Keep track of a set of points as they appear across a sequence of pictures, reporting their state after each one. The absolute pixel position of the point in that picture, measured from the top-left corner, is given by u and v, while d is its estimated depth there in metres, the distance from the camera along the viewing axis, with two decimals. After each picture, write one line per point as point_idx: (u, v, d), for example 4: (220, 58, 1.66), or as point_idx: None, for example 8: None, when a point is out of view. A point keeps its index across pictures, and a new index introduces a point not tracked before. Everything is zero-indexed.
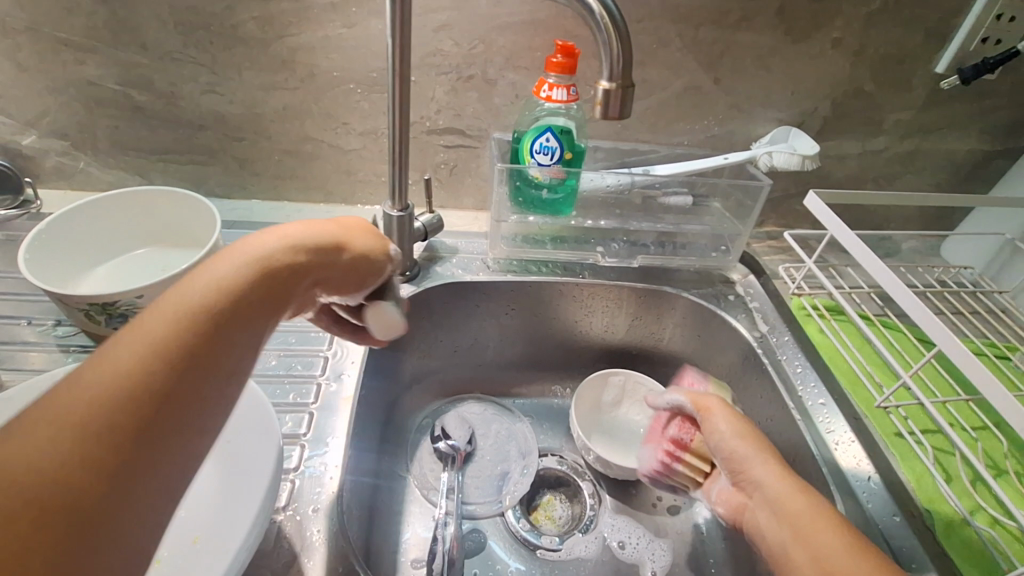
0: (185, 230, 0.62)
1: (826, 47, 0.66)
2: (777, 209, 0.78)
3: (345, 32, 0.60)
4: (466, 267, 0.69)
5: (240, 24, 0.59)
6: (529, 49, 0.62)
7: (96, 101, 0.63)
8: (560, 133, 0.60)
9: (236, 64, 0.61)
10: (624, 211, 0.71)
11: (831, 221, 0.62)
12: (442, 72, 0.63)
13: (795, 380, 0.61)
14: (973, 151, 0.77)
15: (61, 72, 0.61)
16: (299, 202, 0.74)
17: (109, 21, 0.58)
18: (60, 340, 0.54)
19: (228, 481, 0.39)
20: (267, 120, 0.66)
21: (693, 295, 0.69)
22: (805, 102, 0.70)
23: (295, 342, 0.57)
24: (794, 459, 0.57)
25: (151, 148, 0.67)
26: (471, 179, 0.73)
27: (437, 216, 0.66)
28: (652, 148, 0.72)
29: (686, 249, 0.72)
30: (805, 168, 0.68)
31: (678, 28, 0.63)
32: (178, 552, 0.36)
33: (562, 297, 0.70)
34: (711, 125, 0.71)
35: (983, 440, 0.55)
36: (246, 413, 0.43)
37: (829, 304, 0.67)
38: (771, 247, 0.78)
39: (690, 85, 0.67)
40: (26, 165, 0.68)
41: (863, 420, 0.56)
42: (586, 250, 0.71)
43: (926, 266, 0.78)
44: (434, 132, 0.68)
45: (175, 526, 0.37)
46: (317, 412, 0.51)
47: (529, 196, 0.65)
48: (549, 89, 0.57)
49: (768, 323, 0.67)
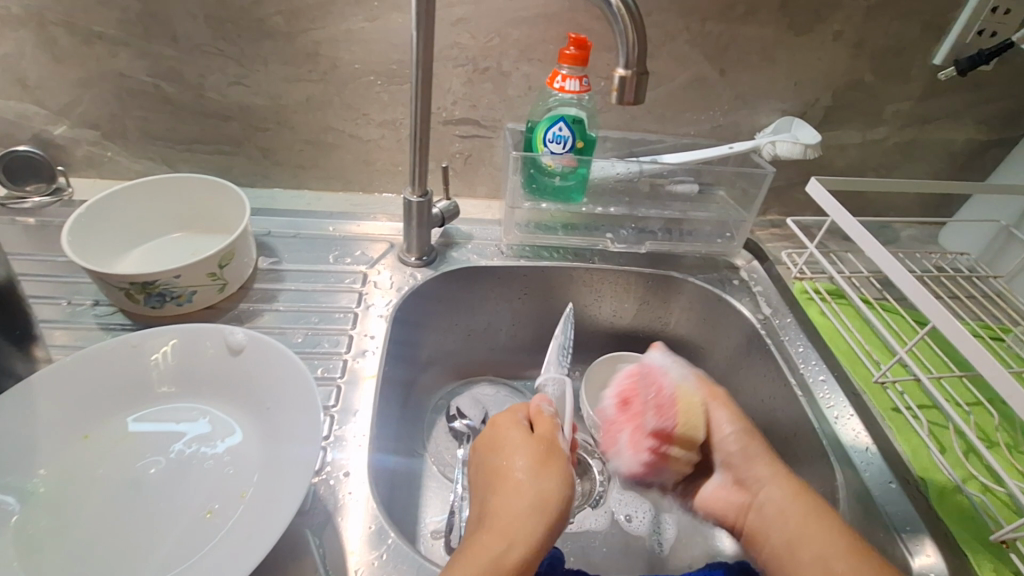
0: (214, 215, 0.65)
1: (828, 40, 0.68)
2: (779, 198, 0.81)
3: (367, 25, 0.62)
4: (481, 252, 0.71)
5: (267, 18, 0.62)
6: (542, 42, 0.65)
7: (126, 92, 0.66)
8: (572, 123, 0.63)
9: (262, 56, 0.64)
10: (632, 198, 0.73)
11: (831, 206, 0.64)
12: (458, 65, 0.66)
13: (797, 359, 0.64)
14: (969, 141, 0.79)
15: (94, 64, 0.64)
16: (318, 190, 0.76)
17: (141, 15, 0.61)
18: (100, 318, 0.57)
19: (275, 442, 0.42)
20: (290, 110, 0.68)
21: (699, 279, 0.72)
22: (808, 93, 0.72)
23: (318, 321, 0.60)
24: (796, 433, 0.60)
25: (178, 138, 0.70)
26: (485, 168, 0.76)
27: (453, 203, 0.69)
28: (659, 138, 0.74)
29: (692, 235, 0.74)
30: (806, 157, 0.70)
31: (685, 21, 0.65)
32: (229, 506, 0.39)
33: (572, 281, 0.73)
34: (716, 116, 0.73)
35: (977, 414, 0.58)
36: (289, 379, 0.43)
37: (829, 288, 0.70)
38: (774, 235, 0.81)
39: (697, 77, 0.70)
40: (58, 155, 0.70)
41: (861, 395, 0.59)
42: (597, 237, 0.74)
43: (924, 253, 0.81)
44: (450, 122, 0.71)
45: (225, 481, 0.40)
46: (344, 386, 0.54)
47: (543, 183, 0.68)
48: (563, 80, 0.60)
49: (771, 306, 0.69)
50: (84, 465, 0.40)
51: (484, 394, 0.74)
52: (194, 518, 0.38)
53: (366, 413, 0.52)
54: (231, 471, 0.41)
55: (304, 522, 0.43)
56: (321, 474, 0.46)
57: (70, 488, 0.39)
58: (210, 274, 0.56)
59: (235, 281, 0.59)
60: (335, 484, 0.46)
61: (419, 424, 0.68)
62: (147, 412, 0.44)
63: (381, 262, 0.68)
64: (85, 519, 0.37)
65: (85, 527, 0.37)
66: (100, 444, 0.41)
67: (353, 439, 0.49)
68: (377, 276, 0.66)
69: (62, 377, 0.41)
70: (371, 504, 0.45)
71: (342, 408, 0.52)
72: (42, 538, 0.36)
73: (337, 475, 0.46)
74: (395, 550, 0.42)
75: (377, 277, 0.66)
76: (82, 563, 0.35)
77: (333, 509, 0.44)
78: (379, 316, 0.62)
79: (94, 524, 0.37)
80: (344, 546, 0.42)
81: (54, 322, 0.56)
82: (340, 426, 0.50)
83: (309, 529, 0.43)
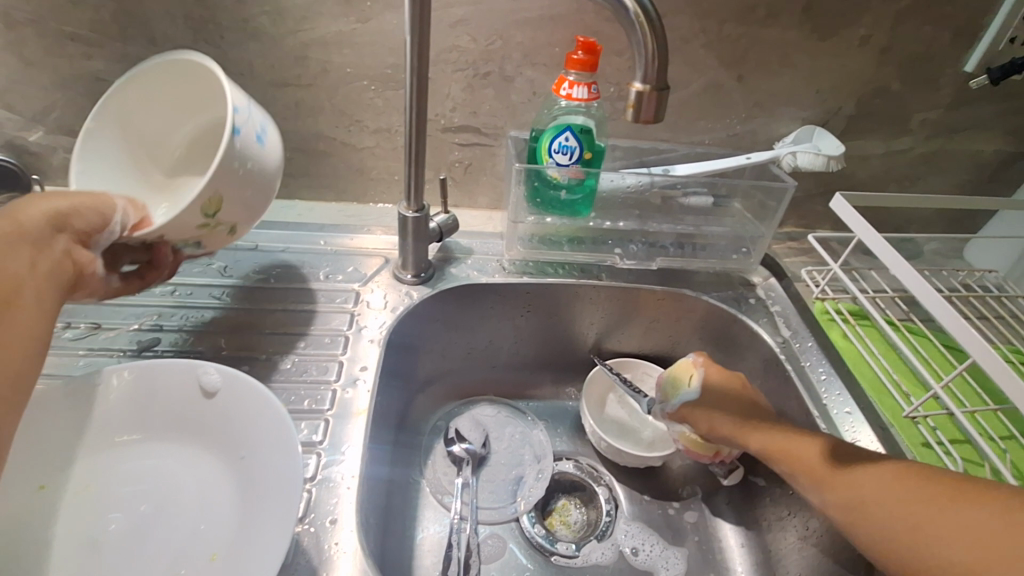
0: (219, 147, 0.56)
1: (854, 44, 0.64)
2: (797, 209, 0.76)
3: (359, 27, 0.58)
4: (481, 269, 0.67)
5: (251, 18, 0.57)
6: (548, 45, 0.60)
7: (104, 97, 0.62)
8: (579, 132, 0.59)
9: (247, 60, 0.60)
10: (643, 211, 0.69)
11: (858, 225, 0.60)
12: (457, 69, 0.62)
13: (819, 387, 0.59)
14: (1000, 151, 0.75)
15: (68, 67, 0.60)
16: (310, 200, 0.72)
17: (116, 16, 0.57)
18: (70, 342, 0.53)
19: (250, 496, 0.38)
20: (278, 117, 0.64)
21: (714, 298, 0.68)
22: (830, 101, 0.68)
23: (306, 346, 0.56)
24: None
25: None
26: (486, 178, 0.71)
27: (452, 216, 0.65)
28: (671, 147, 0.70)
29: (707, 250, 0.70)
30: (829, 169, 0.66)
31: (701, 24, 0.61)
32: (197, 569, 0.35)
33: (578, 300, 0.68)
34: (733, 124, 0.69)
35: (1012, 450, 0.54)
36: (267, 428, 0.39)
37: (853, 309, 0.66)
38: (791, 249, 0.76)
39: (713, 83, 0.65)
40: (33, 162, 0.66)
41: (889, 429, 0.55)
42: (603, 252, 0.69)
43: (950, 269, 0.77)
44: (449, 130, 0.66)
45: (195, 539, 0.37)
46: (333, 419, 0.50)
47: (548, 197, 0.64)
48: (569, 87, 0.56)
49: (791, 328, 0.65)
50: (38, 520, 0.36)
51: (484, 415, 0.70)
52: None
53: (354, 449, 0.48)
54: (201, 526, 0.37)
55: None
56: (304, 522, 0.42)
57: (21, 551, 0.35)
58: (203, 221, 0.46)
59: (242, 220, 0.50)
60: (320, 535, 0.42)
61: (415, 451, 0.64)
62: (110, 457, 0.40)
63: (375, 280, 0.64)
64: None
65: None
66: (55, 498, 0.37)
67: (341, 481, 0.45)
68: (370, 295, 0.62)
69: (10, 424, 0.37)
70: (357, 558, 0.41)
71: (330, 444, 0.48)
72: None
73: (321, 523, 0.42)
74: None
75: (370, 296, 0.62)
76: None
77: (316, 564, 0.40)
78: (370, 341, 0.58)
79: None
80: None
81: None
82: (326, 465, 0.46)
83: None
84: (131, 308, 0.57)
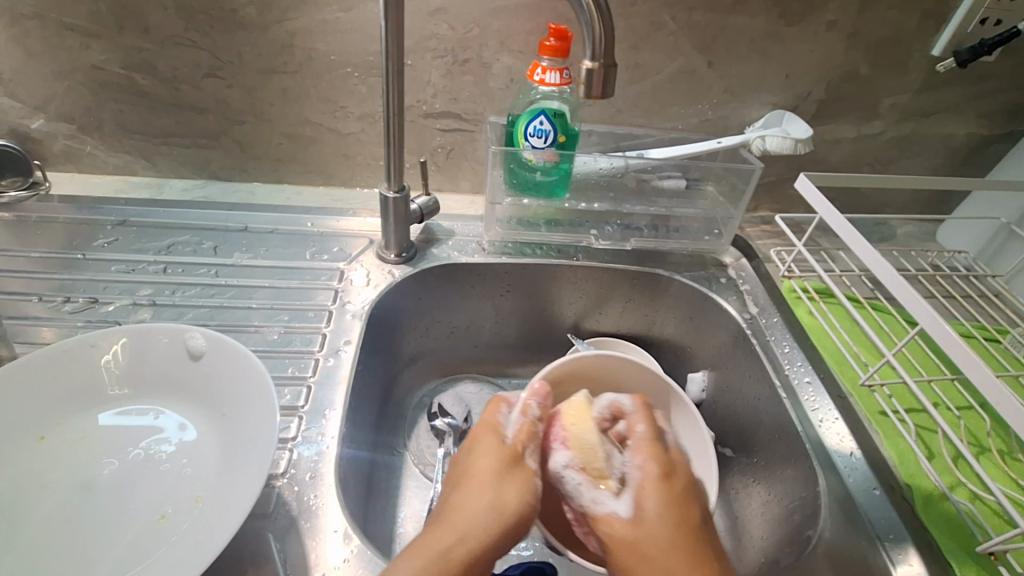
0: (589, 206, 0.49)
1: (821, 30, 0.66)
2: (771, 193, 0.79)
3: (342, 16, 0.61)
4: (462, 249, 0.70)
5: (240, 8, 0.60)
6: (524, 32, 0.63)
7: (101, 85, 0.65)
8: (553, 116, 0.61)
9: (237, 48, 0.63)
10: (618, 194, 0.71)
11: (820, 204, 0.62)
12: (437, 57, 0.64)
13: (783, 360, 0.62)
14: (970, 135, 0.77)
15: (67, 56, 0.63)
16: (299, 185, 0.75)
17: (112, 6, 0.60)
18: (70, 315, 0.56)
19: (234, 446, 0.41)
20: (268, 104, 0.67)
21: (686, 278, 0.70)
22: (800, 86, 0.70)
23: (290, 320, 0.59)
24: (780, 437, 0.58)
25: (155, 132, 0.69)
26: (468, 163, 0.74)
27: (433, 198, 0.68)
28: (646, 132, 0.72)
29: (680, 232, 0.73)
30: (797, 152, 0.69)
31: (671, 11, 0.63)
32: (184, 509, 0.38)
33: (556, 279, 0.71)
34: (705, 109, 0.71)
35: (967, 418, 0.56)
36: (250, 385, 0.42)
37: (818, 287, 0.68)
38: (765, 231, 0.79)
39: (685, 69, 0.68)
40: (34, 148, 0.70)
41: (848, 398, 0.57)
42: (581, 233, 0.72)
43: (920, 250, 0.79)
44: (431, 115, 0.69)
45: (183, 484, 0.39)
46: (314, 385, 0.53)
47: (524, 179, 0.66)
48: (543, 72, 0.58)
49: (759, 305, 0.68)
50: (38, 465, 0.39)
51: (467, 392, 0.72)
52: (148, 522, 0.37)
53: (335, 414, 0.51)
54: (189, 472, 0.40)
55: (267, 525, 0.42)
56: (285, 477, 0.45)
57: (22, 491, 0.38)
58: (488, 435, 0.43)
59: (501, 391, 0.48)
60: (299, 488, 0.45)
61: (398, 423, 0.67)
62: (107, 413, 0.43)
63: (360, 259, 0.67)
64: (34, 523, 0.36)
65: (35, 529, 0.36)
66: (54, 446, 0.40)
67: (321, 441, 0.48)
68: (355, 273, 0.65)
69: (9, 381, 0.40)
70: (334, 507, 0.44)
71: (311, 409, 0.51)
72: None
73: (301, 479, 0.45)
74: (358, 555, 0.41)
75: (354, 274, 0.65)
76: (29, 568, 0.34)
77: (295, 514, 0.43)
78: (351, 316, 0.61)
79: (40, 528, 0.36)
80: (305, 548, 0.41)
81: (25, 319, 0.55)
82: (307, 426, 0.50)
83: (271, 533, 0.42)
84: (126, 284, 0.60)
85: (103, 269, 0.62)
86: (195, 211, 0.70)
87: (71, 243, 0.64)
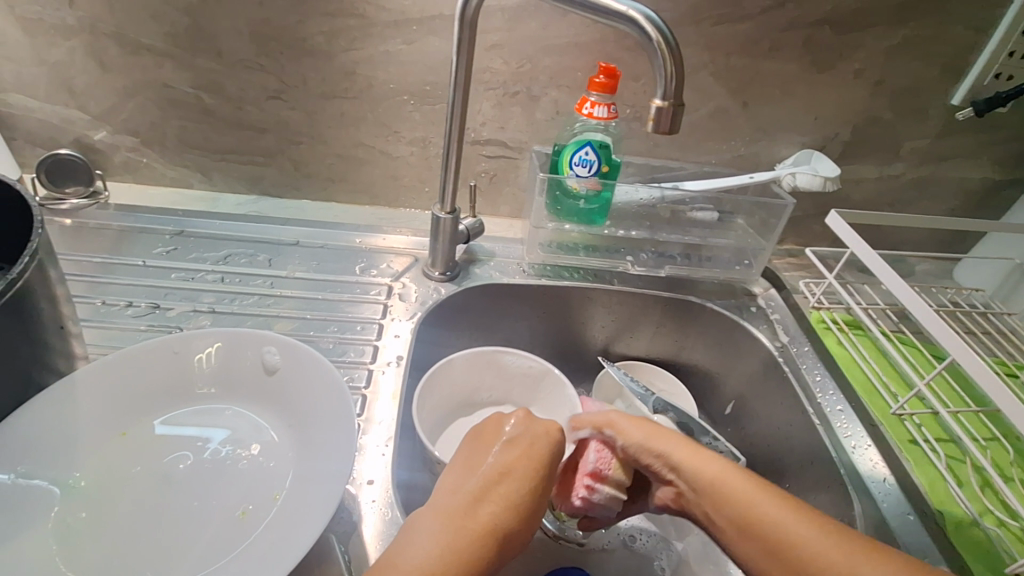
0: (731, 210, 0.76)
1: (849, 77, 0.70)
2: (796, 228, 0.83)
3: (403, 48, 0.65)
4: (503, 270, 0.73)
5: (309, 37, 0.64)
6: (572, 69, 0.67)
7: (168, 102, 0.68)
8: (598, 147, 0.65)
9: (303, 73, 0.67)
10: (653, 223, 0.74)
11: (852, 238, 0.66)
12: (489, 88, 0.68)
13: (815, 388, 0.64)
14: (986, 179, 0.80)
15: (139, 74, 0.66)
16: (345, 204, 0.78)
17: (189, 30, 0.64)
18: (132, 318, 0.58)
19: (313, 444, 0.43)
20: (325, 126, 0.70)
21: (718, 305, 0.73)
22: (827, 128, 0.74)
23: (339, 332, 0.61)
24: (813, 462, 0.61)
25: (215, 148, 0.72)
26: (509, 188, 0.77)
27: (479, 220, 0.70)
28: (681, 165, 0.76)
29: (712, 262, 0.75)
30: (826, 189, 0.72)
31: (710, 55, 0.67)
32: (264, 506, 0.40)
33: (590, 303, 0.74)
34: (738, 146, 0.75)
35: (992, 449, 0.58)
36: (328, 390, 0.45)
37: (847, 318, 0.71)
38: (791, 264, 0.82)
39: (719, 109, 0.72)
40: (96, 159, 0.72)
41: (879, 426, 0.59)
42: (617, 259, 0.75)
43: (939, 287, 0.81)
44: (478, 142, 0.73)
45: (261, 483, 0.41)
46: (369, 395, 0.55)
47: (568, 206, 0.69)
48: (591, 106, 0.61)
49: (789, 334, 0.70)
50: (122, 461, 0.42)
51: None
52: (229, 516, 0.39)
53: (388, 422, 0.53)
54: (266, 471, 0.42)
55: (331, 526, 0.44)
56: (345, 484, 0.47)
57: (110, 483, 0.40)
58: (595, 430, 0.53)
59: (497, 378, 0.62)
60: (358, 493, 0.47)
61: None
62: (186, 412, 0.46)
63: (405, 276, 0.70)
64: (121, 514, 0.39)
65: (125, 524, 0.38)
66: (137, 441, 0.43)
67: (377, 449, 0.50)
68: (402, 289, 0.68)
69: (105, 374, 0.44)
70: (395, 514, 0.45)
71: (367, 417, 0.53)
72: (81, 529, 0.37)
73: (359, 484, 0.47)
74: None
75: (401, 290, 0.68)
76: (118, 555, 0.36)
77: (358, 519, 0.45)
78: (394, 336, 0.62)
79: (129, 523, 0.38)
80: (368, 553, 0.43)
81: (88, 320, 0.57)
82: (365, 435, 0.52)
83: (335, 535, 0.44)
84: (186, 291, 0.63)
85: (162, 276, 0.64)
86: (248, 225, 0.72)
87: (129, 249, 0.67)
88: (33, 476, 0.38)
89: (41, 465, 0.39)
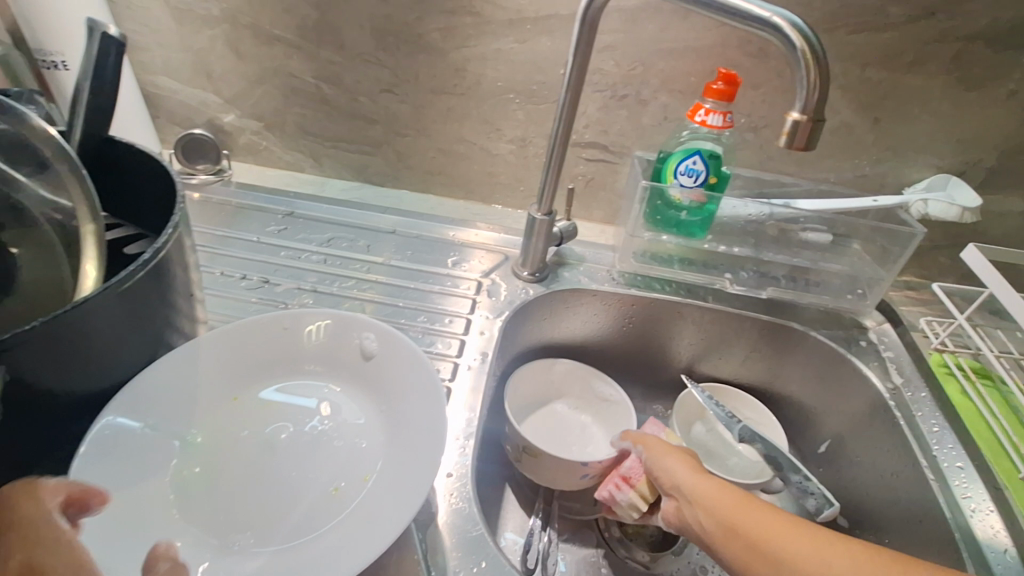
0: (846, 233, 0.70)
1: (1005, 96, 0.62)
2: (920, 259, 0.75)
3: (515, 46, 0.65)
4: (592, 276, 0.71)
5: (425, 33, 0.66)
6: (687, 74, 0.64)
7: (291, 90, 0.73)
8: (708, 157, 0.61)
9: (416, 68, 0.68)
10: (758, 241, 0.70)
11: (992, 279, 0.58)
12: (597, 91, 0.67)
13: (931, 439, 0.58)
14: None
15: (269, 63, 0.71)
16: (441, 197, 0.80)
17: (316, 23, 0.67)
18: (245, 290, 0.62)
19: (403, 432, 0.44)
20: (430, 120, 0.72)
21: (822, 334, 0.67)
22: (970, 151, 0.66)
23: (428, 323, 0.62)
24: (921, 520, 0.55)
25: (327, 136, 0.76)
26: (605, 193, 0.76)
27: (573, 224, 0.70)
28: (795, 181, 0.71)
29: (819, 287, 0.70)
30: (963, 220, 0.65)
31: (842, 65, 0.62)
32: (354, 485, 0.42)
33: (679, 318, 0.71)
34: (861, 164, 0.69)
35: None
36: (422, 381, 0.46)
37: (975, 366, 0.64)
38: (910, 298, 0.74)
39: (844, 124, 0.66)
40: (224, 139, 0.79)
41: (1004, 490, 0.53)
42: (714, 275, 0.71)
43: None
44: (579, 144, 0.71)
45: (352, 462, 0.43)
46: (452, 388, 0.56)
47: (668, 216, 0.67)
48: (705, 114, 0.59)
49: (903, 376, 0.64)
50: (232, 425, 0.45)
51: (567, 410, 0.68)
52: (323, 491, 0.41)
53: (469, 417, 0.53)
54: (358, 452, 0.44)
55: None
56: None
57: (220, 442, 0.44)
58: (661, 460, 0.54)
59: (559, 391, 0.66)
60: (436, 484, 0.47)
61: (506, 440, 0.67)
62: (289, 385, 0.49)
63: (494, 273, 0.70)
64: (229, 473, 0.42)
65: (232, 483, 0.41)
66: (245, 407, 0.46)
67: (457, 442, 0.51)
68: (491, 286, 0.68)
69: (223, 341, 0.47)
70: (470, 510, 0.46)
71: (450, 410, 0.54)
72: (195, 483, 0.41)
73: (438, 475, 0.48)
74: (490, 564, 0.43)
75: (490, 286, 0.68)
76: (224, 512, 0.39)
77: (434, 509, 0.45)
78: (479, 332, 0.62)
79: (235, 483, 0.41)
80: (442, 545, 0.43)
81: (208, 288, 0.62)
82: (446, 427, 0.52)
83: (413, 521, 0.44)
84: (292, 269, 0.66)
85: (272, 253, 0.68)
86: (351, 211, 0.76)
87: (245, 225, 0.72)
88: (159, 428, 0.42)
89: (165, 418, 0.43)
